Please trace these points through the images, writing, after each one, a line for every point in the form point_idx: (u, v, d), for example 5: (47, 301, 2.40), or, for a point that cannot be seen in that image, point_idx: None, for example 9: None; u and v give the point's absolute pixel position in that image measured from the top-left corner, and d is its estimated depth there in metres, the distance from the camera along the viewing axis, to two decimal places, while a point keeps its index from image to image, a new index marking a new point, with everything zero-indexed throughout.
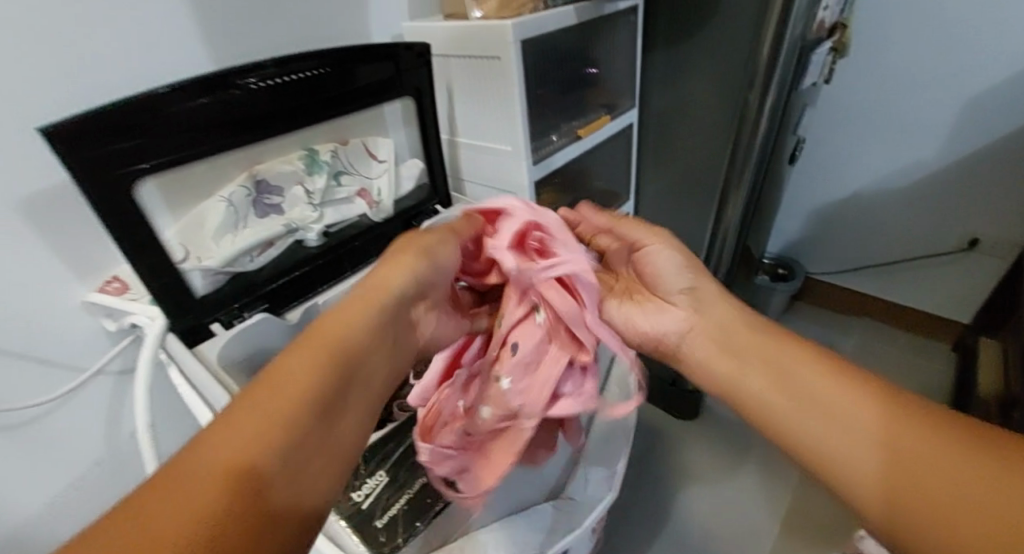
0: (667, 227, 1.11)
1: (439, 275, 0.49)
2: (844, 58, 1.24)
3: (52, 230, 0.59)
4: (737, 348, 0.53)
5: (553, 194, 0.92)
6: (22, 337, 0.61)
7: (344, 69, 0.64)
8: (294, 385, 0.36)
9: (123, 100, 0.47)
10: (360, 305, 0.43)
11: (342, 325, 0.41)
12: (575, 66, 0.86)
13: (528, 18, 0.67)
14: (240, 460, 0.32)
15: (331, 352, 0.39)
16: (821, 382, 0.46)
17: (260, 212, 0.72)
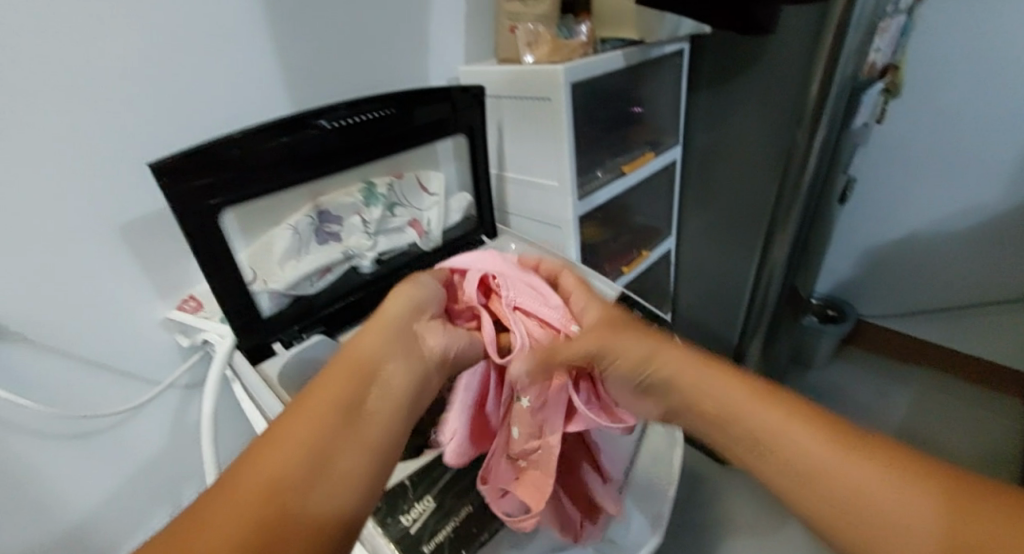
0: (710, 265, 1.10)
1: (431, 304, 0.52)
2: (896, 98, 1.22)
3: (140, 252, 0.66)
4: (679, 384, 0.46)
5: (596, 229, 0.94)
6: (107, 349, 0.67)
7: (407, 110, 0.70)
8: (318, 395, 0.39)
9: (218, 140, 0.55)
10: (370, 329, 0.45)
11: (365, 346, 0.44)
12: (620, 106, 0.88)
13: (579, 63, 0.71)
14: (277, 462, 0.34)
15: (349, 367, 0.42)
16: (815, 444, 0.39)
17: (321, 240, 0.77)
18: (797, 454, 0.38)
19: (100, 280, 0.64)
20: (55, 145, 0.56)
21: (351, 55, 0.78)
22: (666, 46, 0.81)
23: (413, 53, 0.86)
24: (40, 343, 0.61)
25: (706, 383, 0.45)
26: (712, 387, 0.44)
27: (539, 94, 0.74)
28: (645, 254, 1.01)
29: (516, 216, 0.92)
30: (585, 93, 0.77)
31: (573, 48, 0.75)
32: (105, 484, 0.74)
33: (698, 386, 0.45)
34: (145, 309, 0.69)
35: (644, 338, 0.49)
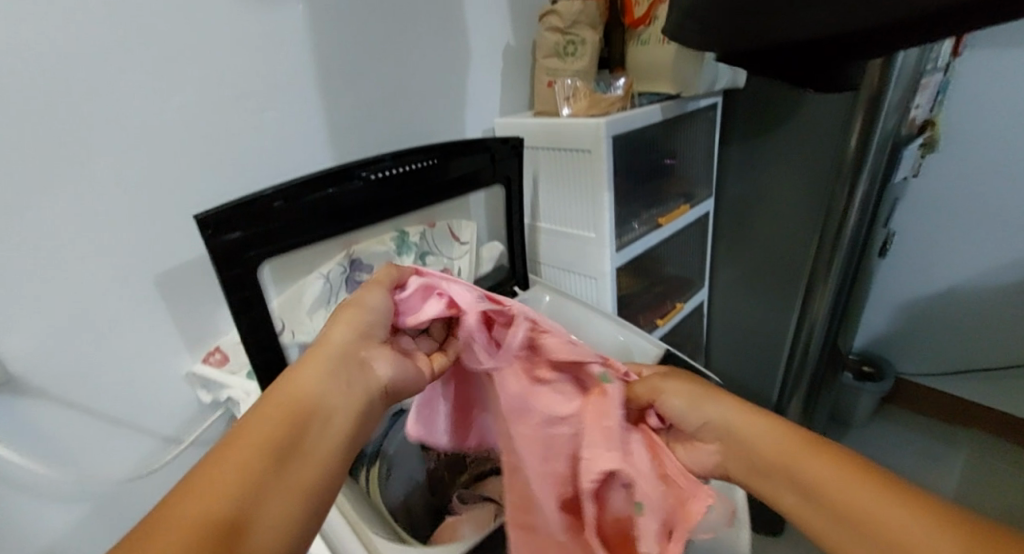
0: (745, 319, 1.06)
1: (382, 325, 0.48)
2: (932, 152, 1.21)
3: (171, 298, 0.66)
4: (730, 438, 0.47)
5: (634, 283, 0.92)
6: (130, 397, 0.66)
7: (447, 161, 0.70)
8: (248, 436, 0.36)
9: (264, 191, 0.56)
10: (310, 361, 0.42)
11: (303, 377, 0.40)
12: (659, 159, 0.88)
13: (619, 116, 0.71)
14: (199, 512, 0.31)
15: (286, 404, 0.39)
16: (836, 471, 0.39)
17: (351, 289, 0.73)
18: (819, 477, 0.40)
19: (125, 331, 0.63)
20: (93, 199, 0.57)
21: (387, 109, 0.79)
22: (700, 100, 0.83)
23: (448, 108, 0.87)
24: (61, 397, 0.60)
25: (756, 426, 0.46)
26: (760, 433, 0.45)
27: (576, 147, 0.74)
28: (680, 306, 0.98)
29: (548, 266, 0.89)
30: (624, 145, 0.76)
31: (611, 103, 0.74)
32: None
33: (756, 436, 0.45)
34: (171, 360, 0.68)
35: (725, 410, 0.49)
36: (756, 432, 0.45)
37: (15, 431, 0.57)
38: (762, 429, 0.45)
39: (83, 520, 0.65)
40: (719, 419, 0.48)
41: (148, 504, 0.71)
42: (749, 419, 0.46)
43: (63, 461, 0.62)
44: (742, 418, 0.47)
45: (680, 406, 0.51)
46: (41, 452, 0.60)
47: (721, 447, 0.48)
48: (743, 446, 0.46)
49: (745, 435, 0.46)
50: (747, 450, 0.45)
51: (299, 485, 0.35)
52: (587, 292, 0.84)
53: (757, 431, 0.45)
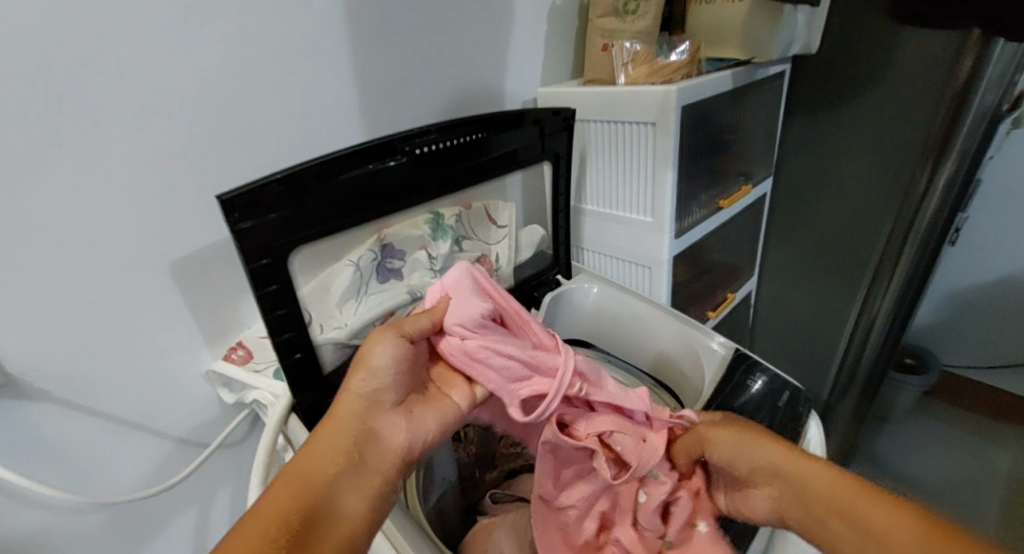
0: (796, 298, 1.07)
1: (399, 383, 0.45)
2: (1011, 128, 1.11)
3: (190, 289, 0.59)
4: (785, 485, 0.44)
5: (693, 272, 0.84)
6: (143, 399, 0.59)
7: (497, 135, 0.63)
8: (258, 521, 0.36)
9: (300, 165, 0.49)
10: (317, 440, 0.41)
11: (309, 457, 0.40)
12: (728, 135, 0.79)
13: (688, 83, 0.64)
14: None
15: (294, 487, 0.38)
16: (901, 526, 0.37)
17: (382, 278, 0.67)
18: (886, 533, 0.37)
19: (138, 326, 0.57)
20: (97, 177, 0.50)
21: (422, 77, 0.71)
22: (769, 67, 0.77)
23: (485, 75, 0.78)
24: (69, 402, 0.55)
25: (799, 467, 0.43)
26: (802, 475, 0.43)
27: (635, 119, 0.67)
28: (731, 297, 0.92)
29: (592, 252, 0.82)
30: (692, 119, 0.69)
31: (677, 69, 0.67)
32: None
33: (802, 476, 0.43)
34: (190, 357, 0.62)
35: (769, 447, 0.46)
36: (798, 472, 0.43)
37: (17, 440, 0.52)
38: (800, 468, 0.43)
39: (100, 533, 0.60)
40: (758, 465, 0.46)
41: (167, 514, 0.65)
42: (789, 464, 0.44)
43: (72, 471, 0.57)
44: (783, 461, 0.44)
45: (727, 454, 0.48)
46: (48, 462, 0.55)
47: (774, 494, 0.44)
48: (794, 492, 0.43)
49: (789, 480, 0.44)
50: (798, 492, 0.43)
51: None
52: (636, 280, 0.78)
53: (799, 474, 0.43)
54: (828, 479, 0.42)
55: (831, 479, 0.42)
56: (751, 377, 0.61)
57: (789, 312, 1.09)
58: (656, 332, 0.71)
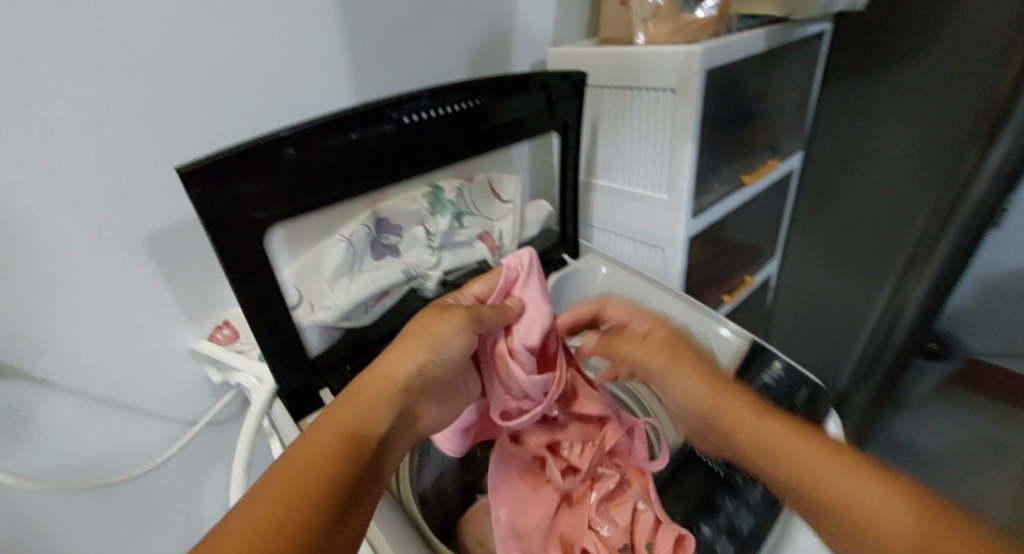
0: (819, 276, 1.04)
1: (448, 366, 0.44)
2: None
3: (169, 264, 0.56)
4: (704, 413, 0.42)
5: (711, 255, 0.78)
6: (120, 379, 0.57)
7: (499, 101, 0.57)
8: (309, 462, 0.32)
9: (272, 134, 0.44)
10: (368, 395, 0.39)
11: (365, 406, 0.38)
12: (757, 106, 0.72)
13: (715, 43, 0.57)
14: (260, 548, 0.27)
15: (341, 436, 0.35)
16: (805, 455, 0.35)
17: (377, 254, 0.62)
18: (791, 462, 0.35)
19: (114, 300, 0.54)
20: (57, 137, 0.46)
21: (415, 35, 0.66)
22: (811, 26, 0.70)
23: (484, 35, 0.73)
24: (44, 379, 0.51)
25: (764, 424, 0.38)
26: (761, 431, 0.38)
27: (653, 84, 0.61)
28: (750, 280, 0.87)
29: (601, 231, 0.77)
30: (717, 86, 0.62)
31: (704, 27, 0.60)
32: (124, 542, 0.63)
33: (758, 436, 0.38)
34: (172, 334, 0.59)
35: (693, 373, 0.44)
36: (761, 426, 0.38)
37: None
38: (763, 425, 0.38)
39: (84, 510, 0.58)
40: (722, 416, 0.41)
41: (154, 495, 0.64)
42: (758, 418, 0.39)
43: (51, 448, 0.54)
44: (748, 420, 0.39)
45: (666, 384, 0.45)
46: (24, 440, 0.52)
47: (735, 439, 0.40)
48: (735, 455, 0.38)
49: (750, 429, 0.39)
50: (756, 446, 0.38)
51: (356, 523, 0.32)
52: (647, 263, 0.73)
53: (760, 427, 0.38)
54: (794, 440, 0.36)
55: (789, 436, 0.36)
56: (766, 371, 0.57)
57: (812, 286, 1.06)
58: (666, 318, 0.65)
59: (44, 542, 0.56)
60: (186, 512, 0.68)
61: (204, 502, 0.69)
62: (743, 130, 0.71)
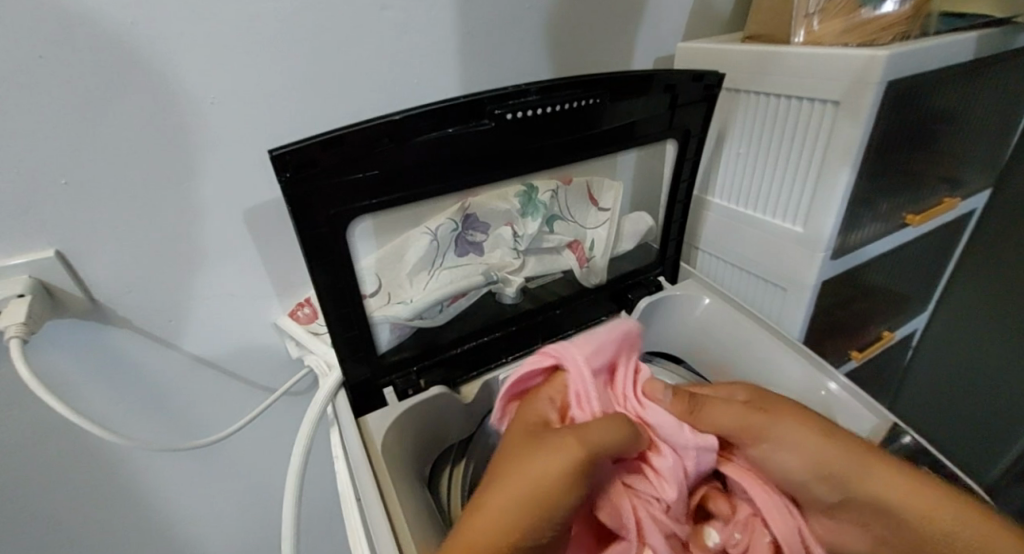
0: (982, 324, 0.91)
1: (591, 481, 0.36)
2: None
3: (265, 239, 0.57)
4: (839, 495, 0.40)
5: (851, 305, 0.67)
6: (211, 341, 0.59)
7: (615, 101, 0.50)
8: (502, 509, 0.34)
9: (365, 122, 0.41)
10: (538, 473, 0.35)
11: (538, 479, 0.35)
12: (949, 133, 0.59)
13: (906, 48, 0.46)
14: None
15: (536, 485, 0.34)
16: (894, 486, 0.38)
17: (460, 251, 0.58)
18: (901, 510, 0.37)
19: (211, 267, 0.55)
20: (172, 108, 0.47)
21: (528, 20, 0.61)
22: None
23: (605, 23, 0.66)
24: (145, 332, 0.55)
25: (873, 501, 0.38)
26: (866, 501, 0.38)
27: (809, 93, 0.50)
28: (887, 335, 0.74)
29: (709, 255, 0.68)
30: (901, 101, 0.50)
31: (893, 24, 0.49)
32: (199, 489, 0.67)
33: (870, 495, 0.38)
34: (258, 307, 0.60)
35: (892, 473, 0.39)
36: (866, 502, 0.39)
37: (97, 361, 0.54)
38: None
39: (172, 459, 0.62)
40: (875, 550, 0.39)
41: (229, 453, 0.66)
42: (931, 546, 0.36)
43: (144, 394, 0.58)
44: (819, 455, 0.40)
45: (781, 458, 0.41)
46: (123, 381, 0.56)
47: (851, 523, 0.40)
48: (735, 410, 0.44)
49: (876, 522, 0.39)
50: (889, 530, 0.38)
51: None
52: (761, 300, 0.64)
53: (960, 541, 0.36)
54: (910, 499, 0.37)
55: (911, 500, 0.37)
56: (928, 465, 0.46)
57: (970, 344, 0.94)
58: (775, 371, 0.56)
59: (131, 476, 0.60)
60: (257, 474, 0.70)
61: (273, 468, 0.71)
62: (924, 165, 0.59)
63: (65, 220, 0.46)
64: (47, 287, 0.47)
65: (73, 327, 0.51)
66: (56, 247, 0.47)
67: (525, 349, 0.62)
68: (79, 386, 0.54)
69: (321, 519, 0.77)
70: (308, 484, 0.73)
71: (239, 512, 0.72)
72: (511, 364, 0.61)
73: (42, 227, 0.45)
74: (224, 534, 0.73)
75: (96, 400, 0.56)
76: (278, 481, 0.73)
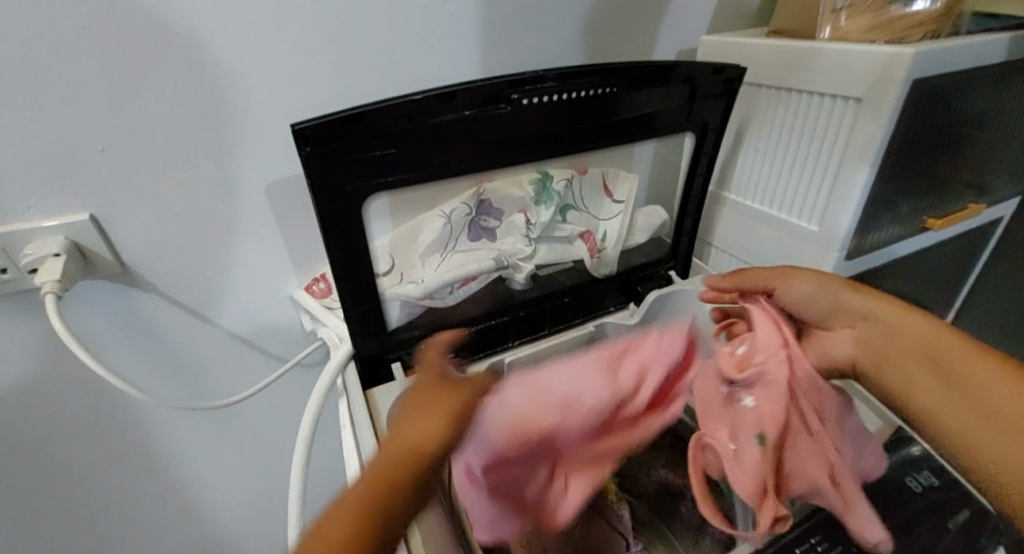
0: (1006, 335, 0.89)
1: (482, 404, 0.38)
2: None
3: (285, 214, 0.59)
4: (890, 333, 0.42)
5: None
6: (229, 309, 0.61)
7: (633, 91, 0.51)
8: (419, 434, 0.31)
9: (385, 100, 0.42)
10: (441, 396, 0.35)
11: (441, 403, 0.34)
12: (980, 136, 0.57)
13: (934, 46, 0.45)
14: (390, 467, 0.29)
15: (451, 396, 0.36)
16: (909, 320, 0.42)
17: (473, 235, 0.59)
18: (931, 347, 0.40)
19: (234, 238, 0.57)
20: (202, 82, 0.48)
21: (550, 8, 0.61)
22: None
23: (630, 13, 0.66)
24: (169, 296, 0.57)
25: (888, 324, 0.43)
26: (882, 325, 0.43)
27: (831, 90, 0.50)
28: None
29: (721, 252, 0.68)
30: (928, 100, 0.49)
31: (922, 22, 0.48)
32: (215, 448, 0.70)
33: (878, 323, 0.43)
34: (276, 279, 0.62)
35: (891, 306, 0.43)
36: (897, 338, 0.42)
37: (125, 321, 0.57)
38: (941, 408, 0.38)
39: (189, 419, 0.65)
40: (900, 393, 0.41)
41: (246, 417, 0.70)
42: (941, 373, 0.39)
43: (163, 355, 0.61)
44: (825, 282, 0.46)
45: (802, 294, 0.47)
46: (144, 341, 0.59)
47: (854, 343, 0.44)
48: (768, 270, 0.49)
49: (877, 347, 0.43)
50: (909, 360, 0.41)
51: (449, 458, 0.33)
52: None
53: (970, 375, 0.37)
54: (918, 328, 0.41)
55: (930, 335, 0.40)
56: (914, 474, 0.48)
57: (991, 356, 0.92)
58: None
59: (151, 432, 0.63)
60: (271, 438, 0.73)
61: (286, 434, 0.74)
62: (952, 168, 0.58)
63: (100, 185, 0.49)
64: (81, 249, 0.50)
65: (102, 288, 0.54)
66: (90, 211, 0.49)
67: (532, 335, 0.63)
68: (105, 344, 0.57)
69: (329, 486, 0.80)
70: (318, 451, 0.76)
71: (251, 474, 0.75)
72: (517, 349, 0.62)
73: (77, 191, 0.48)
74: (236, 494, 0.76)
75: (120, 359, 0.59)
76: (290, 446, 0.76)
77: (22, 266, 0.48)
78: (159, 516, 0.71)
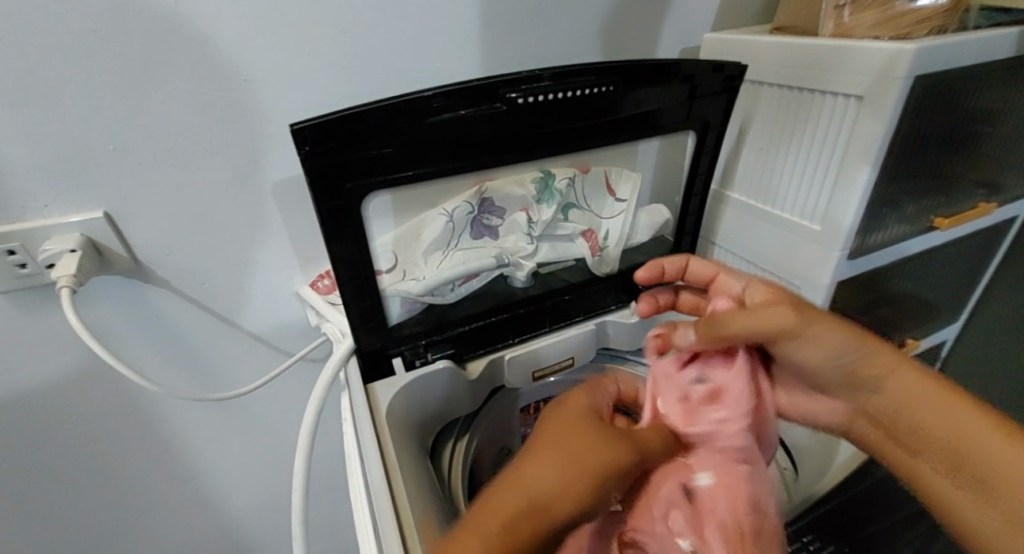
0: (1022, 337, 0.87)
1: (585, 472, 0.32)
2: None
3: (291, 212, 0.60)
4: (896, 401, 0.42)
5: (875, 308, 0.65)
6: (238, 305, 0.63)
7: (631, 89, 0.51)
8: (554, 479, 0.31)
9: (382, 100, 0.43)
10: (530, 463, 0.32)
11: (535, 474, 0.31)
12: (991, 132, 0.56)
13: (937, 42, 0.44)
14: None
15: (529, 474, 0.31)
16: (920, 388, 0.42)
17: (474, 233, 0.60)
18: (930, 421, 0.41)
19: (243, 235, 0.59)
20: (209, 84, 0.50)
21: (551, 7, 0.61)
22: None
23: (632, 11, 0.65)
24: (181, 291, 0.59)
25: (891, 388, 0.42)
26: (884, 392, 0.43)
27: (832, 88, 0.49)
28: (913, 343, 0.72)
29: (724, 251, 0.67)
30: (934, 96, 0.48)
31: (928, 17, 0.47)
32: (225, 439, 0.72)
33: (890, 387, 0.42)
34: (283, 276, 0.64)
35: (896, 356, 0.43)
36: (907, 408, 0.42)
37: (139, 315, 0.59)
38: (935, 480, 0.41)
39: (200, 410, 0.67)
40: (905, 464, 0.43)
41: (254, 408, 0.71)
42: (937, 443, 0.40)
43: (175, 349, 0.63)
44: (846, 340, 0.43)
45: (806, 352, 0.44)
46: (157, 335, 0.61)
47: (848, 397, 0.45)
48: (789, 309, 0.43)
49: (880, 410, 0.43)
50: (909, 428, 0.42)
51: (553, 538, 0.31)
52: None
53: (969, 447, 0.38)
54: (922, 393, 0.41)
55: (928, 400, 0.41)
56: None
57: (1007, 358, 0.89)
58: None
59: (163, 423, 0.65)
60: (280, 429, 0.75)
61: (295, 426, 0.76)
62: (961, 166, 0.57)
63: (113, 184, 0.50)
64: (96, 245, 0.52)
65: (117, 283, 0.56)
66: (105, 209, 0.51)
67: (533, 332, 0.63)
68: (120, 337, 0.59)
69: (337, 478, 0.82)
70: (325, 443, 0.77)
71: (261, 464, 0.77)
72: (517, 346, 0.63)
73: (93, 189, 0.50)
74: (247, 483, 0.78)
75: (134, 351, 0.61)
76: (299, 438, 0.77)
77: (40, 261, 0.50)
78: (173, 504, 0.73)
